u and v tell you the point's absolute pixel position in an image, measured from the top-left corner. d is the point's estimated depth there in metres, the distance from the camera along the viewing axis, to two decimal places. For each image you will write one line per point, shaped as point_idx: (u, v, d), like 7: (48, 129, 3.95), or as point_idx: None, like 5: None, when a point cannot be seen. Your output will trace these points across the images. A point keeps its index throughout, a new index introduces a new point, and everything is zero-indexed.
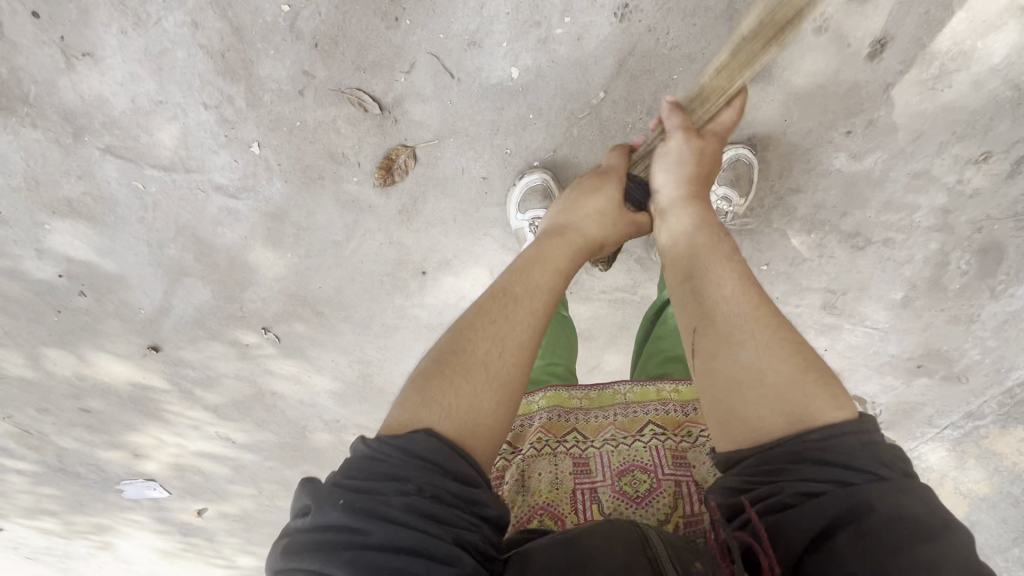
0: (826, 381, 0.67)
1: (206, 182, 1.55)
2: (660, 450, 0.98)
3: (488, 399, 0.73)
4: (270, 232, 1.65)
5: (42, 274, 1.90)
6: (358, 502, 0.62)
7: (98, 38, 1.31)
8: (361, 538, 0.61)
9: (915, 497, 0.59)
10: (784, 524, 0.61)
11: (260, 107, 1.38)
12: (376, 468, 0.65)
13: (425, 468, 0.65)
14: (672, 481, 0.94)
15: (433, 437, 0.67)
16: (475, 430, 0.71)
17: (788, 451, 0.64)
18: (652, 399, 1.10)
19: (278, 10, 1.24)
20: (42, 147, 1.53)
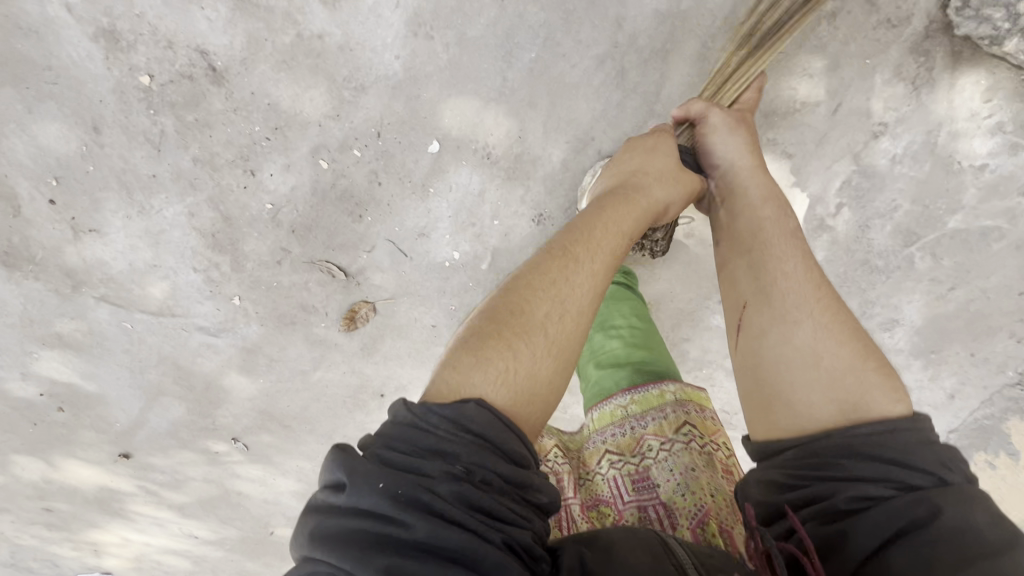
0: (892, 384, 0.82)
1: (189, 324, 1.78)
2: (620, 479, 1.16)
3: (545, 365, 0.80)
4: (245, 362, 1.87)
5: (24, 392, 2.05)
6: (404, 488, 0.64)
7: (105, 219, 1.55)
8: (402, 531, 0.62)
9: (994, 509, 0.68)
10: (853, 528, 0.71)
11: (243, 271, 1.63)
12: (420, 441, 0.68)
13: (473, 445, 0.69)
14: (634, 508, 1.11)
15: (484, 408, 0.71)
16: (529, 402, 0.78)
17: (837, 444, 0.78)
18: (610, 421, 1.27)
19: (262, 207, 1.50)
20: (41, 294, 1.74)
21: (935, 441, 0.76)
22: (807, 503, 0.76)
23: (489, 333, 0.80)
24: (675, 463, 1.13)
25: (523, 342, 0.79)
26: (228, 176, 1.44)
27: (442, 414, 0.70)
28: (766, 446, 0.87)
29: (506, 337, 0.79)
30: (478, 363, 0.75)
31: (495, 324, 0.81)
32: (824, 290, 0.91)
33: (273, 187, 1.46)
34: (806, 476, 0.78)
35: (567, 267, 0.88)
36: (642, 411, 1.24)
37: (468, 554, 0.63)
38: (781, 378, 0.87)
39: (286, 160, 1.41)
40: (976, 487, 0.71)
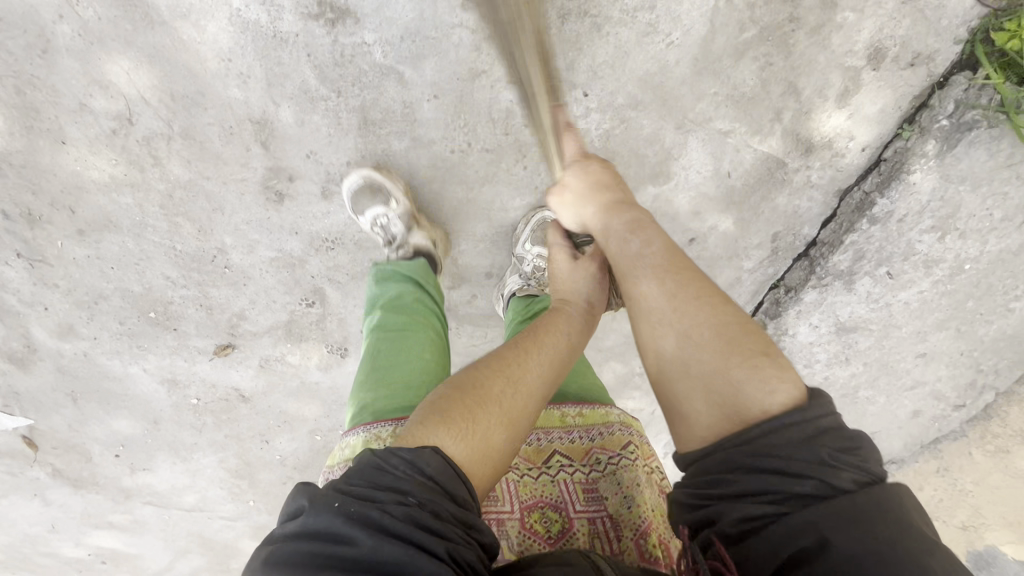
0: (765, 372, 0.76)
1: (215, 513, 2.37)
2: (570, 485, 1.11)
3: (498, 432, 0.89)
4: (256, 533, 2.48)
5: (74, 553, 2.59)
6: (356, 511, 0.76)
7: (155, 462, 2.13)
8: (353, 548, 0.73)
9: (875, 507, 0.66)
10: (753, 547, 0.69)
11: (258, 486, 2.24)
12: (382, 478, 0.80)
13: (425, 483, 0.80)
14: (581, 517, 1.07)
15: (439, 454, 0.82)
16: (485, 455, 0.88)
17: (727, 459, 0.74)
18: (556, 424, 1.19)
19: (273, 456, 2.11)
20: (100, 499, 2.30)
21: (824, 430, 0.72)
22: (710, 522, 0.74)
23: (452, 400, 0.89)
24: (623, 476, 1.10)
25: (477, 407, 0.89)
26: (249, 443, 2.06)
27: (400, 455, 0.81)
28: (682, 455, 0.81)
29: (467, 403, 0.88)
30: (434, 420, 0.86)
31: (461, 390, 0.91)
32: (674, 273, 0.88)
33: (281, 446, 2.07)
34: (710, 494, 0.74)
35: (513, 350, 1.00)
36: (590, 423, 1.18)
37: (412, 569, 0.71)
38: (668, 392, 0.84)
39: (292, 434, 2.03)
40: (863, 495, 0.67)
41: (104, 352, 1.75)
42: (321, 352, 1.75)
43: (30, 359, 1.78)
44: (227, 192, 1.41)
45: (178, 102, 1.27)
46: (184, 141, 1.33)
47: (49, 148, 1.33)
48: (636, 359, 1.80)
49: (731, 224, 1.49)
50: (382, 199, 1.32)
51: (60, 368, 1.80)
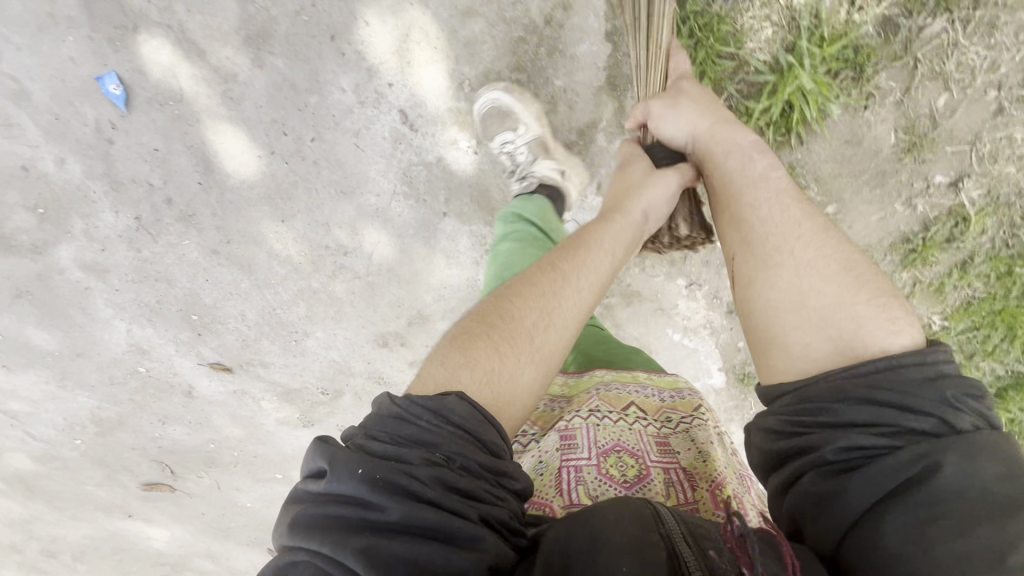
0: (891, 315, 0.76)
1: (23, 424, 2.22)
2: (645, 435, 0.94)
3: (524, 371, 0.82)
4: (42, 455, 2.35)
5: None
6: (382, 474, 0.63)
7: (25, 369, 2.00)
8: (379, 514, 0.61)
9: (984, 459, 0.62)
10: (851, 484, 0.65)
11: (102, 436, 2.22)
12: (405, 430, 0.68)
13: (455, 436, 0.68)
14: (660, 467, 0.89)
15: (465, 402, 0.71)
16: (509, 402, 0.79)
17: (834, 386, 0.71)
18: (629, 380, 1.06)
19: (152, 431, 2.18)
20: None
21: (944, 373, 0.69)
22: (802, 455, 0.70)
23: (477, 338, 0.82)
24: (698, 435, 0.95)
25: (512, 346, 0.82)
26: (144, 413, 2.12)
27: (425, 407, 0.69)
28: (772, 390, 0.79)
29: (495, 340, 0.83)
30: (464, 365, 0.79)
31: (485, 323, 0.86)
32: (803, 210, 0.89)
33: (169, 431, 2.18)
34: (809, 425, 0.70)
35: (555, 283, 0.91)
36: (663, 386, 1.06)
37: (450, 532, 0.61)
38: (768, 323, 0.83)
39: (191, 430, 2.17)
40: (981, 432, 0.64)
41: (109, 299, 1.76)
42: (291, 413, 2.05)
43: (24, 252, 1.67)
44: (354, 319, 1.76)
45: (390, 275, 1.65)
46: (364, 284, 1.68)
47: (268, 215, 1.54)
48: None
49: None
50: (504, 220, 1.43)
51: (43, 276, 1.73)
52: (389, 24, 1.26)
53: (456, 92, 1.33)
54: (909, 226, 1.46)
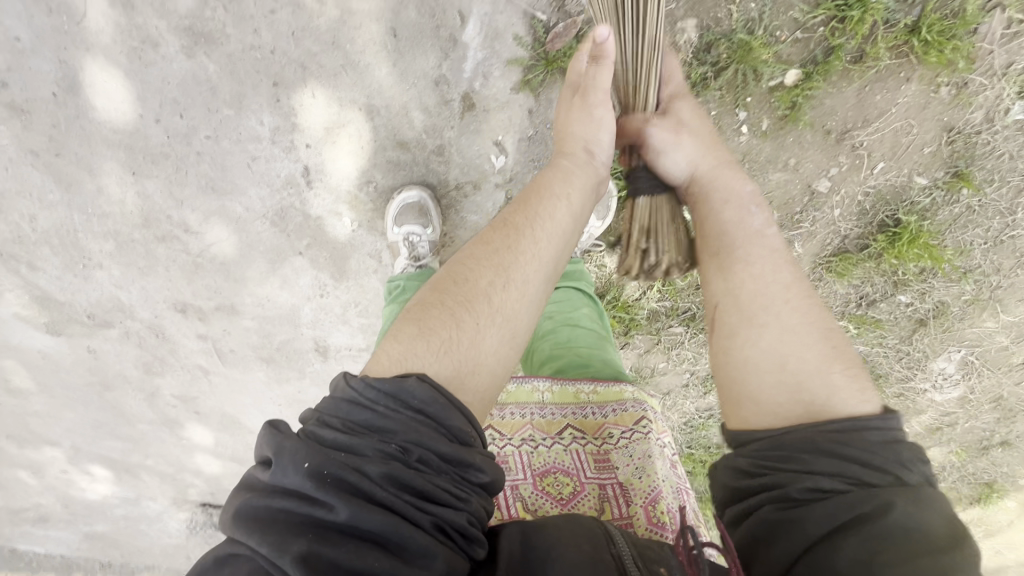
0: (855, 382, 0.87)
1: None
2: (582, 453, 1.08)
3: (487, 335, 0.88)
4: None
5: None
6: (332, 470, 0.67)
7: None
8: (329, 515, 0.64)
9: (930, 511, 0.72)
10: (808, 518, 0.75)
11: None
12: (364, 422, 0.73)
13: (411, 424, 0.73)
14: (594, 482, 1.05)
15: (426, 383, 0.76)
16: (474, 370, 0.85)
17: (803, 435, 0.82)
18: (571, 399, 1.15)
19: None
20: None
21: (903, 441, 0.80)
22: (766, 491, 0.80)
23: (434, 307, 0.89)
24: (636, 450, 1.08)
25: (468, 315, 0.88)
26: None
27: (381, 391, 0.75)
28: (742, 436, 0.89)
29: (451, 307, 0.88)
30: (421, 336, 0.83)
31: (451, 293, 0.91)
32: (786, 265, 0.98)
33: None
34: (772, 466, 0.82)
35: (510, 240, 0.96)
36: (604, 401, 1.15)
37: (392, 539, 0.65)
38: (741, 377, 0.92)
39: None
40: (929, 489, 0.75)
41: None
42: (36, 317, 1.88)
43: None
44: (160, 279, 1.74)
45: (220, 268, 1.70)
46: (190, 260, 1.68)
47: (118, 161, 1.47)
48: (174, 494, 2.52)
49: None
50: (423, 221, 1.44)
51: None
52: (332, 108, 1.37)
53: (360, 185, 1.48)
54: None
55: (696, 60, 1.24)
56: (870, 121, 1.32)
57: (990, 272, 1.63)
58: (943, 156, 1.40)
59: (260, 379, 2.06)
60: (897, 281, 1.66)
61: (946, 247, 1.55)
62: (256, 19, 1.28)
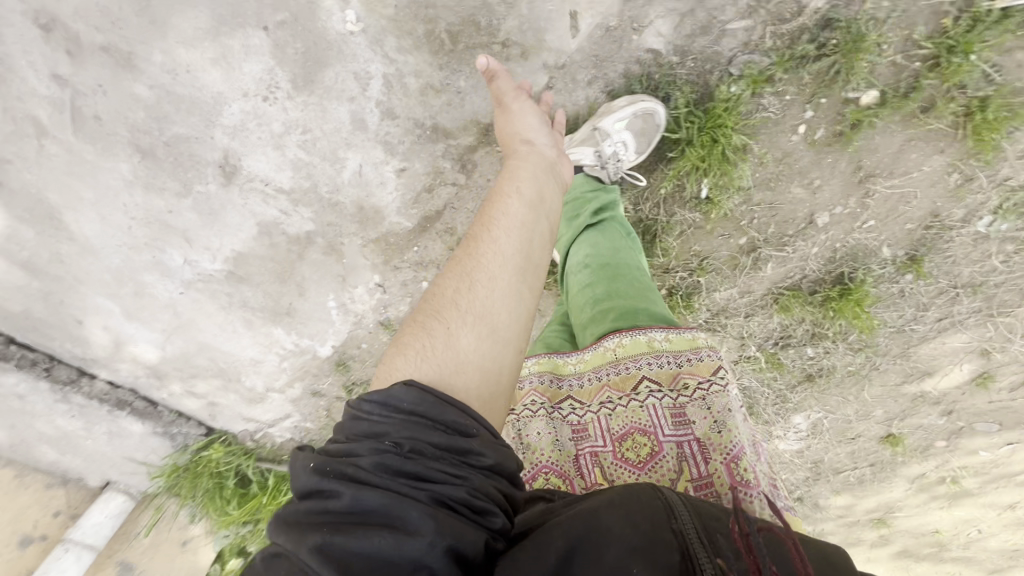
0: None
1: None
2: (659, 408, 1.05)
3: (464, 336, 0.87)
4: None
5: None
6: (334, 466, 0.72)
7: None
8: (334, 502, 0.68)
9: None
10: None
11: None
12: (362, 427, 0.77)
13: (403, 422, 0.76)
14: (669, 442, 1.02)
15: (411, 387, 0.79)
16: (460, 372, 0.84)
17: None
18: (644, 349, 1.10)
19: None
20: None
21: None
22: None
23: (416, 327, 0.92)
24: (712, 402, 1.03)
25: (441, 324, 0.90)
26: None
27: (373, 400, 0.78)
28: None
29: (423, 323, 0.92)
30: (405, 353, 0.88)
31: (433, 306, 0.94)
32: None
33: None
34: None
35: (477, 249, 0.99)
36: (678, 349, 1.10)
37: (400, 517, 0.66)
38: None
39: None
40: None
41: None
42: None
43: None
44: None
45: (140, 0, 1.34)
46: None
47: None
48: None
49: (82, 355, 2.07)
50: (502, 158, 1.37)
51: None
52: None
53: None
54: None
55: (810, 36, 1.27)
56: (895, 173, 1.38)
57: (880, 353, 1.85)
58: (914, 238, 1.52)
59: (120, 173, 1.57)
60: (816, 333, 1.81)
61: (871, 317, 1.72)
62: None
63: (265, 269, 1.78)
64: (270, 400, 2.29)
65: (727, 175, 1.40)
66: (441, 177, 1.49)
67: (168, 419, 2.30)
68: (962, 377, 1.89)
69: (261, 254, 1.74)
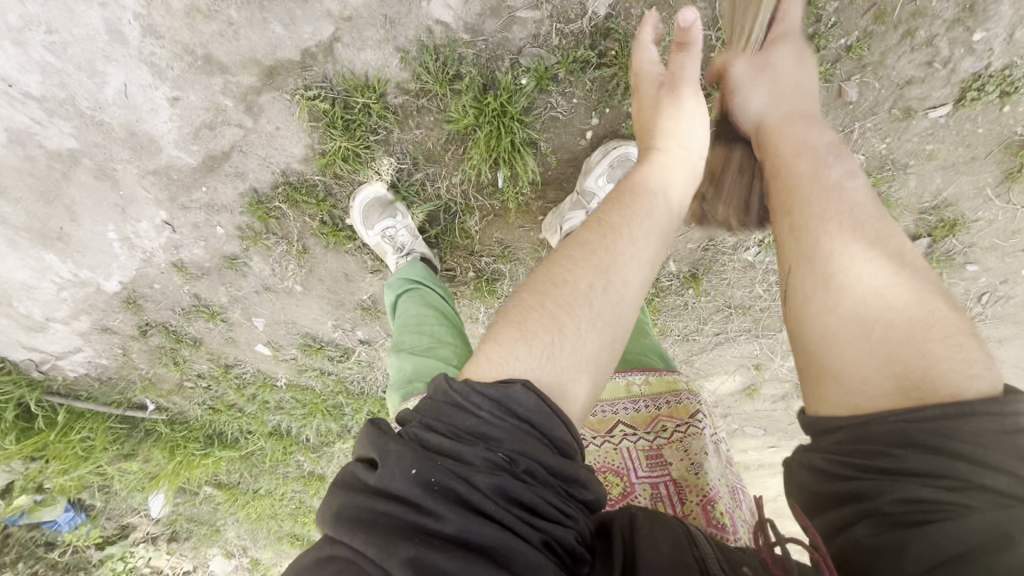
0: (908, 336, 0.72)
1: None
2: (636, 451, 1.08)
3: (592, 344, 0.74)
4: None
5: None
6: (438, 477, 0.61)
7: None
8: (436, 524, 0.59)
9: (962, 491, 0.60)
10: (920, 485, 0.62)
11: None
12: (458, 421, 0.67)
13: (518, 430, 0.65)
14: (646, 483, 1.04)
15: (530, 391, 0.67)
16: (575, 388, 0.73)
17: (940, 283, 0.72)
18: (622, 395, 1.16)
19: None
20: None
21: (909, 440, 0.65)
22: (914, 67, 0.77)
23: (532, 309, 0.76)
24: (691, 444, 1.06)
25: (570, 316, 0.75)
26: None
27: (484, 394, 0.66)
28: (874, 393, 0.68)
29: (551, 311, 0.75)
30: (522, 338, 0.73)
31: (536, 292, 0.79)
32: (878, 279, 0.76)
33: None
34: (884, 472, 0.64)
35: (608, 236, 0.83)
36: (657, 394, 1.15)
37: (495, 553, 0.58)
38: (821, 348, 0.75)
39: None
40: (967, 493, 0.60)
41: None
42: None
43: None
44: None
45: None
46: None
47: None
48: None
49: None
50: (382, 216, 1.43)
51: None
52: None
53: None
54: (307, 331, 1.90)
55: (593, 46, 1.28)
56: None
57: None
58: (693, 255, 1.66)
59: None
60: None
61: (658, 324, 1.84)
62: None
63: (21, 183, 1.54)
64: (53, 330, 1.95)
65: (517, 168, 1.38)
66: (223, 115, 1.36)
67: None
68: (735, 387, 2.06)
69: (14, 166, 1.50)
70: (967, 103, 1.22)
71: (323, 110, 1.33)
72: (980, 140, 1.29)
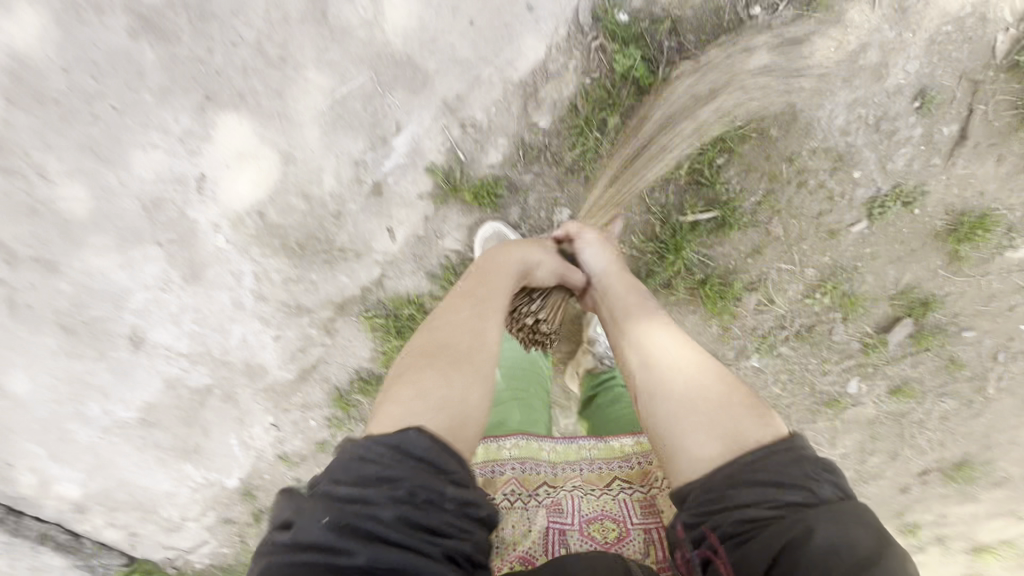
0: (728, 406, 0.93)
1: None
2: (628, 503, 1.09)
3: (471, 391, 0.96)
4: None
5: None
6: (345, 523, 0.73)
7: None
8: (347, 560, 0.70)
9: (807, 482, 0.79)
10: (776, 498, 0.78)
11: None
12: (367, 468, 0.79)
13: (417, 467, 0.80)
14: (639, 528, 1.03)
15: (422, 433, 0.84)
16: (464, 424, 0.92)
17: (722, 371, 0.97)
18: (613, 455, 1.24)
19: None
20: None
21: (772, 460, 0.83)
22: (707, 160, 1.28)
23: (423, 365, 0.99)
24: None
25: (450, 369, 0.98)
26: None
27: (384, 442, 0.83)
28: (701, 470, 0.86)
29: (437, 364, 0.98)
30: (409, 391, 0.93)
31: (422, 355, 1.02)
32: (689, 393, 0.97)
33: None
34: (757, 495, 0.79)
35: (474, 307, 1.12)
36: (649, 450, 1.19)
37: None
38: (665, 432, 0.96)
39: None
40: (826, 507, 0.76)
41: None
42: None
43: None
44: None
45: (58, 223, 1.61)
46: None
47: None
48: None
49: None
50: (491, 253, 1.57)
51: None
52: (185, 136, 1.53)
53: (251, 211, 1.60)
54: None
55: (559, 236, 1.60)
56: None
57: None
58: None
59: (47, 346, 1.86)
60: None
61: None
62: (217, 43, 1.44)
63: (172, 413, 2.04)
64: (187, 529, 2.33)
65: None
66: (310, 340, 1.83)
67: (90, 551, 2.32)
68: None
69: (169, 404, 2.01)
70: (876, 217, 1.50)
71: (381, 323, 1.76)
72: (909, 237, 1.52)
